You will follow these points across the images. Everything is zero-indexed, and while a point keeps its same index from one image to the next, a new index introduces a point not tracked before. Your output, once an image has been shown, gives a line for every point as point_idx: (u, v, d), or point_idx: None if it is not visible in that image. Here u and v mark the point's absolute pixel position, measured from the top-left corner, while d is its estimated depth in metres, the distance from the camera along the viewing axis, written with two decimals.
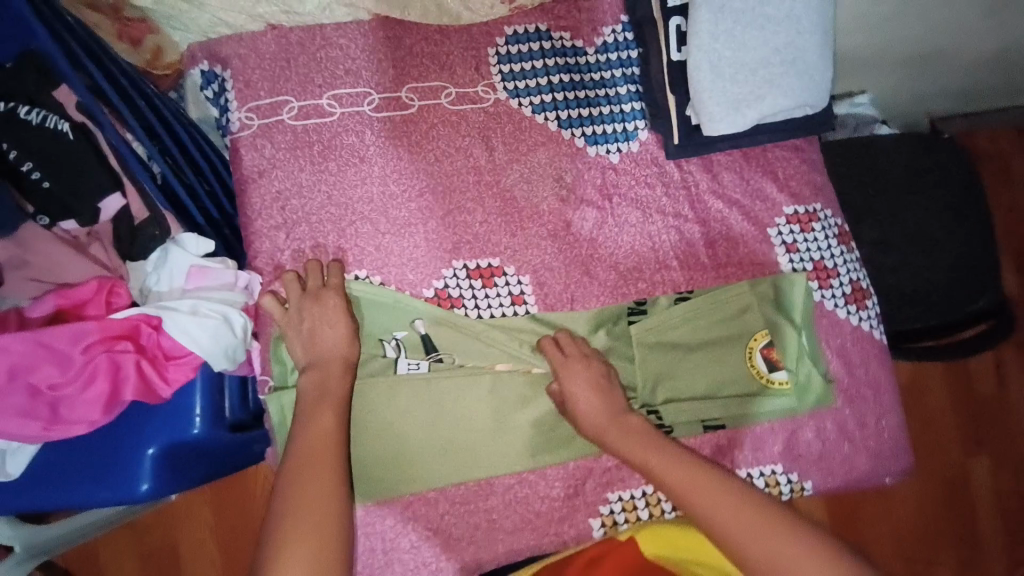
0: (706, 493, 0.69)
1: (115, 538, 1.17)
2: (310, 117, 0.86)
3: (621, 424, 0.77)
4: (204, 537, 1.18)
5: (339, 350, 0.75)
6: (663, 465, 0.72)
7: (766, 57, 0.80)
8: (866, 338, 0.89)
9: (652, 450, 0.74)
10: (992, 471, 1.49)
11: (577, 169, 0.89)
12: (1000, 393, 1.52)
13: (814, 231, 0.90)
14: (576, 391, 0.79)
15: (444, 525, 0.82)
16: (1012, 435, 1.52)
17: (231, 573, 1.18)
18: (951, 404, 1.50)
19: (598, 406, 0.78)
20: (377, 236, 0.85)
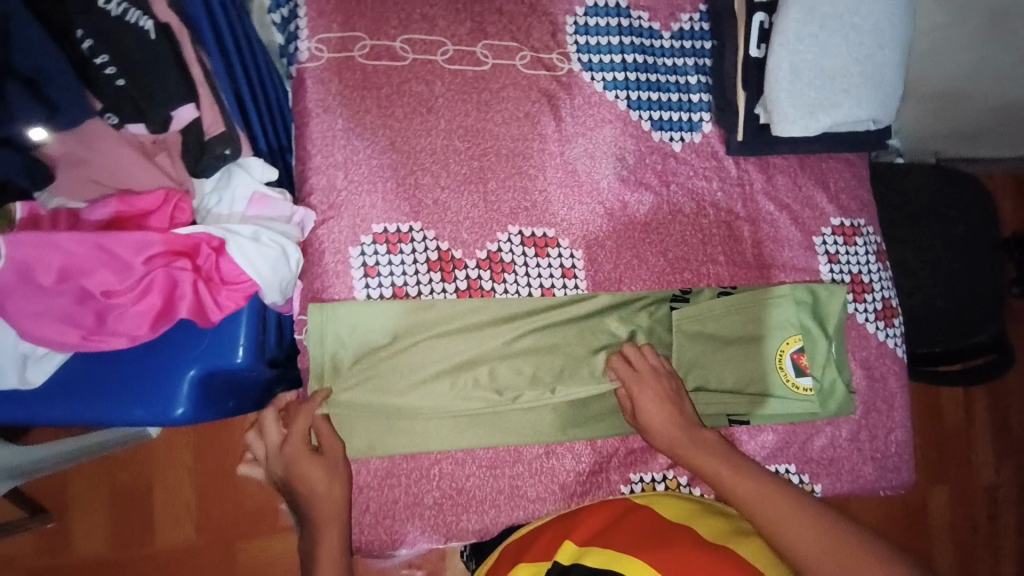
0: (778, 510, 0.69)
1: (92, 469, 1.12)
2: (381, 59, 0.83)
3: (694, 442, 0.77)
4: (182, 481, 1.14)
5: (318, 489, 0.71)
6: (733, 481, 0.74)
7: (847, 66, 0.81)
8: (890, 354, 0.92)
9: (722, 464, 0.76)
10: (950, 502, 1.58)
11: (640, 152, 0.89)
12: (969, 428, 1.61)
13: (856, 245, 0.93)
14: (648, 408, 0.79)
15: (468, 486, 0.81)
16: (975, 469, 1.60)
17: (205, 520, 1.14)
18: (921, 435, 1.58)
19: (670, 423, 0.78)
20: (436, 190, 0.83)
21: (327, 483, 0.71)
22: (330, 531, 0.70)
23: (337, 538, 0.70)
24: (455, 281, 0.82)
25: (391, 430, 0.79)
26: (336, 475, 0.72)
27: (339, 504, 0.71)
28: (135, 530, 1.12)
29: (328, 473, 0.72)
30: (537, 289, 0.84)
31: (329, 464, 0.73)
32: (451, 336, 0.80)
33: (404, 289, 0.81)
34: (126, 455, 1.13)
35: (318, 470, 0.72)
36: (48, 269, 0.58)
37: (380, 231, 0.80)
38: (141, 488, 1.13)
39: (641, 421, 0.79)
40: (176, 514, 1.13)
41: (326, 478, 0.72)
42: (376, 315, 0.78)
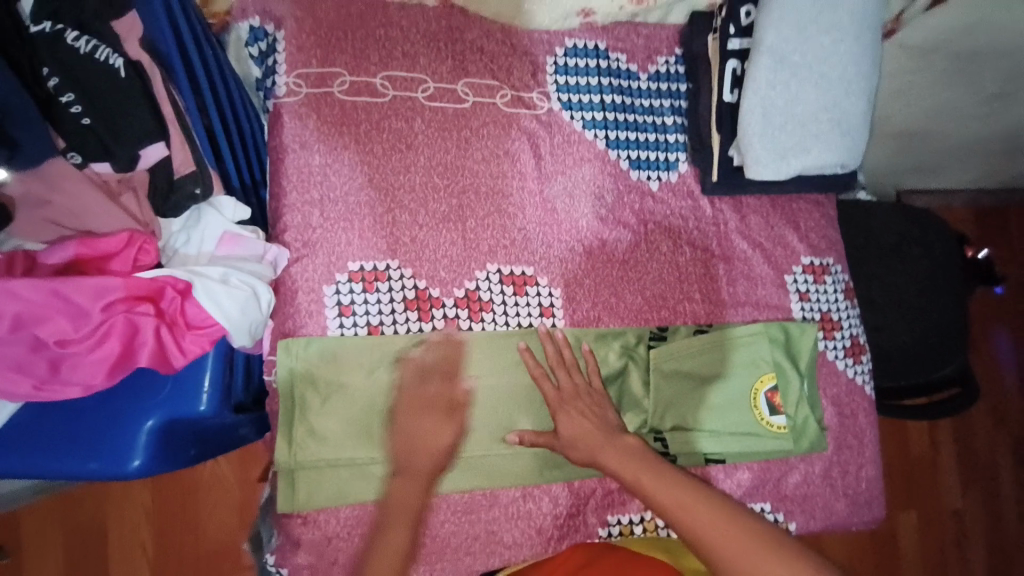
0: (721, 536, 0.65)
1: (43, 510, 1.06)
2: (361, 95, 0.82)
3: (610, 442, 0.75)
4: (140, 519, 1.08)
5: (437, 446, 0.75)
6: (656, 485, 0.70)
7: (816, 115, 0.84)
8: (859, 391, 0.94)
9: (645, 469, 0.72)
10: (917, 525, 1.62)
11: (618, 191, 0.90)
12: (931, 452, 1.65)
13: (826, 283, 0.96)
14: (568, 424, 0.77)
15: (442, 533, 0.78)
16: (938, 491, 1.65)
17: (165, 563, 1.08)
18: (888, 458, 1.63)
19: (593, 433, 0.76)
20: (414, 227, 0.82)
21: (440, 426, 0.76)
22: (404, 484, 0.74)
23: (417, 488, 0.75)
24: (433, 320, 0.81)
25: (364, 470, 0.76)
26: (451, 423, 0.77)
27: (435, 454, 0.75)
28: (89, 574, 1.06)
29: (446, 421, 0.76)
30: (515, 326, 0.84)
31: (452, 415, 0.77)
32: (415, 376, 0.78)
33: (379, 328, 0.79)
34: (82, 491, 1.07)
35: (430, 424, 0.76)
36: (2, 317, 0.54)
37: (356, 269, 0.79)
38: (96, 527, 1.07)
39: (568, 439, 0.77)
40: (134, 558, 1.07)
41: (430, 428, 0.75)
42: (341, 352, 0.76)
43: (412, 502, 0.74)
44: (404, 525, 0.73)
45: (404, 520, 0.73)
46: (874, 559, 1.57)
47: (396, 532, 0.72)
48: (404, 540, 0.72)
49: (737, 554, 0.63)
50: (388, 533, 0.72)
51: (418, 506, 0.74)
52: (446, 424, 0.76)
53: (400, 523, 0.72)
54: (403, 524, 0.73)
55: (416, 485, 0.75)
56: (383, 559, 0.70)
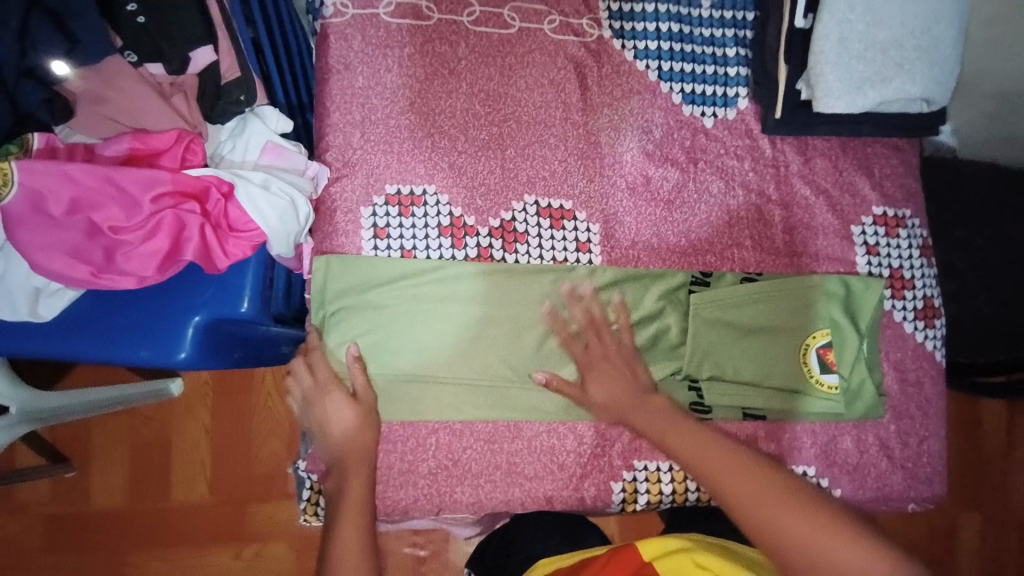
0: (755, 492, 0.61)
1: (113, 424, 1.16)
2: (406, 17, 0.81)
3: (641, 404, 0.73)
4: (199, 442, 1.16)
5: (353, 433, 0.71)
6: (673, 437, 0.69)
7: (900, 39, 0.74)
8: (928, 357, 0.84)
9: (664, 418, 0.71)
10: (981, 528, 1.48)
11: (668, 126, 0.85)
12: (1004, 450, 1.51)
13: (899, 237, 0.85)
14: (593, 366, 0.76)
15: (464, 458, 0.78)
16: (1007, 491, 1.50)
17: (218, 482, 1.15)
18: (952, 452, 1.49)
19: (619, 390, 0.75)
20: (452, 153, 0.80)
21: (362, 428, 0.72)
22: (355, 475, 0.69)
23: (360, 484, 0.69)
24: (466, 248, 0.79)
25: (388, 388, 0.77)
26: (366, 421, 0.72)
27: (358, 431, 0.72)
28: (152, 486, 1.15)
29: (351, 402, 0.72)
30: (550, 261, 0.81)
31: (363, 409, 0.73)
32: (442, 300, 0.78)
33: (412, 252, 0.78)
34: (150, 411, 1.16)
35: (348, 413, 0.71)
36: (59, 200, 0.59)
37: (393, 193, 0.78)
38: (160, 445, 1.16)
39: (601, 402, 0.75)
40: (192, 474, 1.16)
41: (358, 423, 0.72)
42: (361, 270, 0.76)
43: (354, 489, 0.68)
44: (359, 521, 0.66)
45: (358, 520, 0.66)
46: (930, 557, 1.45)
47: (348, 530, 0.66)
48: (357, 537, 0.65)
49: (769, 507, 0.59)
50: (337, 529, 0.66)
51: (367, 503, 0.68)
52: (369, 427, 0.72)
53: (347, 517, 0.66)
54: (355, 529, 0.66)
55: (353, 469, 0.69)
56: (341, 559, 0.63)
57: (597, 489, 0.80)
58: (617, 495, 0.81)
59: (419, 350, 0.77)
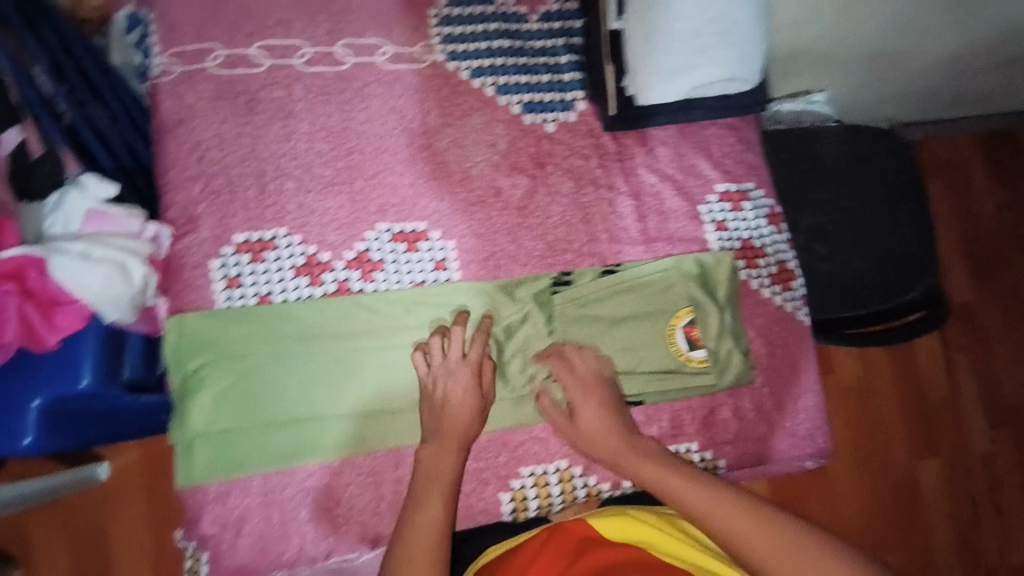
0: (717, 510, 0.65)
1: (41, 523, 1.02)
2: (237, 68, 0.80)
3: (622, 438, 0.75)
4: (138, 526, 1.03)
5: (467, 400, 0.75)
6: (636, 463, 0.72)
7: (701, 27, 0.76)
8: (789, 318, 0.89)
9: (623, 448, 0.74)
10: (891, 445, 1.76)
11: (512, 137, 0.86)
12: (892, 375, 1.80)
13: (745, 210, 0.90)
14: (456, 390, 0.75)
15: (346, 496, 0.77)
16: (898, 408, 1.79)
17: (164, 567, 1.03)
18: (857, 380, 1.77)
19: (603, 412, 0.77)
20: (299, 194, 0.80)
21: (462, 402, 0.75)
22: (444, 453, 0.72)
23: (454, 459, 0.72)
24: (324, 284, 0.79)
25: (264, 433, 0.76)
26: (478, 399, 0.76)
27: (469, 424, 0.75)
28: None
29: (455, 367, 0.76)
30: (409, 285, 0.82)
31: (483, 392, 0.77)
32: (304, 340, 0.78)
33: (270, 297, 0.78)
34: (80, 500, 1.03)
35: (463, 377, 0.76)
36: None
37: (242, 241, 0.77)
38: (95, 539, 1.02)
39: (581, 427, 0.77)
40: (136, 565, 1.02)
41: (474, 390, 0.76)
42: (215, 323, 0.76)
43: (445, 468, 0.71)
44: (440, 495, 0.69)
45: (443, 491, 0.69)
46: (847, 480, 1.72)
47: (432, 504, 0.68)
48: (440, 512, 0.67)
49: (732, 520, 0.64)
50: (423, 505, 0.68)
51: (455, 478, 0.71)
52: (469, 397, 0.75)
53: (430, 492, 0.69)
54: (439, 502, 0.68)
55: (442, 445, 0.73)
56: (419, 536, 0.65)
57: (486, 502, 0.80)
58: (507, 505, 0.81)
59: (287, 395, 0.77)
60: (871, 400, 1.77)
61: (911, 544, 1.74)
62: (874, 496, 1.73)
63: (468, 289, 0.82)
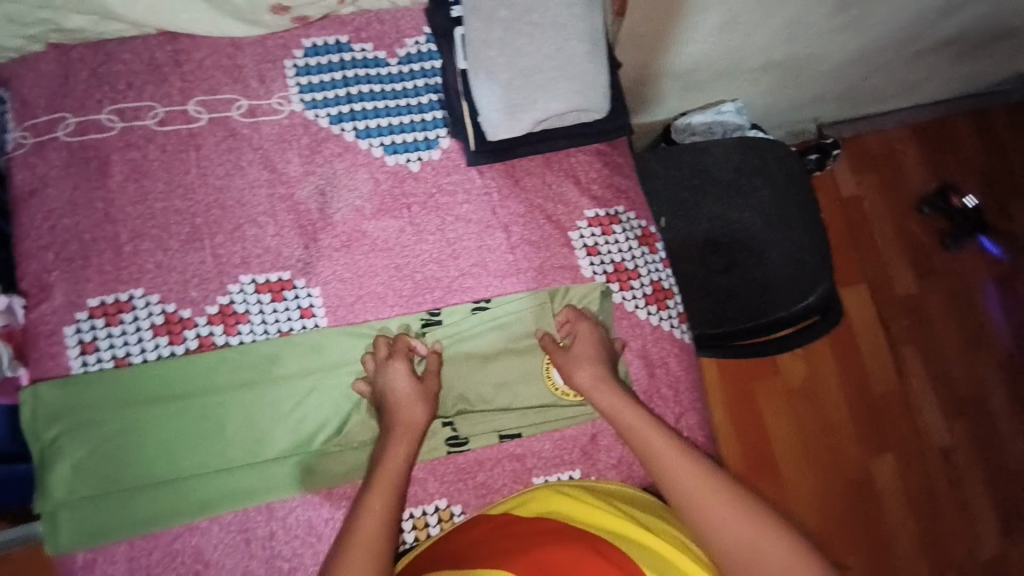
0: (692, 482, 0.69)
1: None
2: (88, 133, 0.81)
3: (607, 387, 0.79)
4: None
5: (406, 399, 0.76)
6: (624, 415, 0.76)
7: (540, 62, 0.78)
8: (668, 337, 0.90)
9: (621, 401, 0.78)
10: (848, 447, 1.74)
11: (375, 179, 0.87)
12: (841, 372, 1.78)
13: (615, 234, 0.90)
14: (400, 392, 0.77)
15: (216, 556, 0.75)
16: (849, 407, 1.76)
17: None
18: (805, 379, 1.75)
19: (596, 363, 0.81)
20: (157, 253, 0.80)
21: (413, 404, 0.76)
22: (403, 441, 0.74)
23: (404, 455, 0.73)
24: (186, 341, 0.79)
25: (134, 498, 0.75)
26: (427, 402, 0.77)
27: (415, 412, 0.76)
28: None
29: (396, 360, 0.79)
30: (275, 334, 0.80)
31: (425, 392, 0.78)
32: (169, 397, 0.77)
33: (127, 358, 0.77)
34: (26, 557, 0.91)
35: (405, 377, 0.78)
36: None
37: (97, 304, 0.77)
38: None
39: (581, 385, 0.80)
40: None
41: (419, 391, 0.78)
42: (74, 390, 0.75)
43: (396, 460, 0.72)
44: (389, 490, 0.70)
45: (392, 483, 0.70)
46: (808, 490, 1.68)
47: (380, 494, 0.69)
48: (384, 505, 0.68)
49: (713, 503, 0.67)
50: (368, 498, 0.69)
51: (402, 475, 0.72)
52: (419, 397, 0.77)
53: (381, 487, 0.70)
54: (386, 492, 0.69)
55: (400, 439, 0.74)
56: (364, 524, 0.66)
57: None
58: None
59: (153, 455, 0.76)
60: (819, 399, 1.75)
61: (874, 545, 1.68)
62: (830, 498, 1.69)
63: (335, 334, 0.81)
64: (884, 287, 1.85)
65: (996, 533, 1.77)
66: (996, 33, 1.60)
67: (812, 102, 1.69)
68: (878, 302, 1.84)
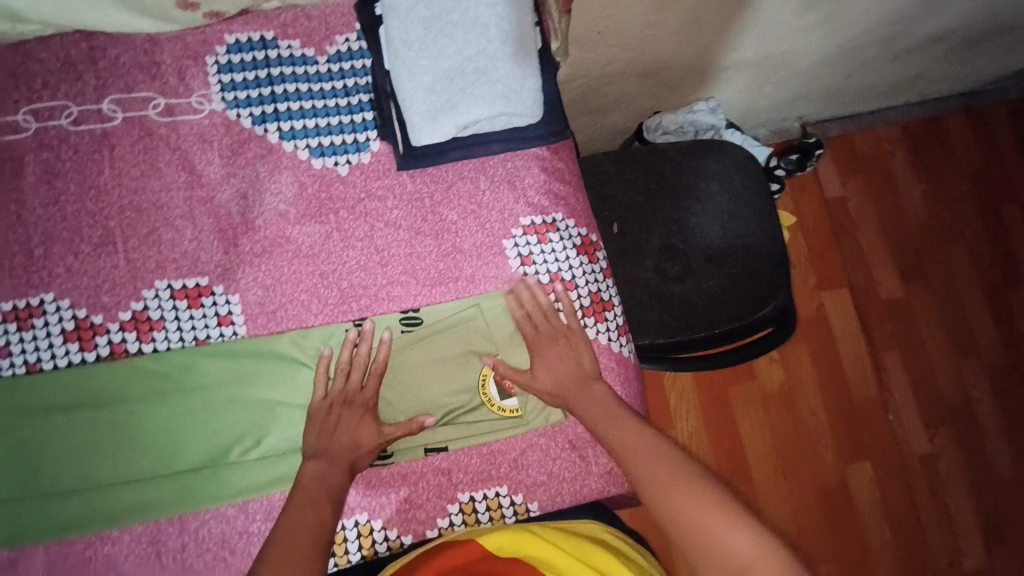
0: (670, 485, 0.67)
1: None
2: (2, 134, 0.80)
3: (582, 388, 0.80)
4: None
5: (356, 436, 0.77)
6: (608, 422, 0.76)
7: (460, 65, 0.77)
8: (605, 351, 0.86)
9: (602, 408, 0.78)
10: (831, 457, 1.69)
11: (300, 182, 0.84)
12: (821, 375, 1.73)
13: (551, 242, 0.87)
14: (341, 428, 0.76)
15: (125, 567, 0.73)
16: (826, 411, 1.72)
17: None
18: (781, 381, 1.71)
19: (565, 370, 0.81)
20: (69, 257, 0.78)
21: (351, 432, 0.76)
22: (336, 471, 0.74)
23: (334, 481, 0.73)
24: (96, 348, 0.76)
25: (45, 505, 0.73)
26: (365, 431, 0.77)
27: (358, 450, 0.76)
28: None
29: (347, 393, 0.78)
30: (191, 342, 0.78)
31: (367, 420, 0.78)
32: (85, 402, 0.75)
33: (38, 364, 0.75)
34: None
35: (353, 413, 0.77)
36: None
37: (8, 309, 0.76)
38: None
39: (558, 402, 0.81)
40: None
41: (356, 425, 0.77)
42: None
43: (328, 483, 0.73)
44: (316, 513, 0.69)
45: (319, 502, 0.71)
46: (786, 502, 1.64)
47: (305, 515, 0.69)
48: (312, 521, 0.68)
49: (683, 501, 0.65)
50: (297, 513, 0.69)
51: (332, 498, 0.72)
52: (367, 423, 0.78)
53: (312, 502, 0.70)
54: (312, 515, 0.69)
55: (338, 463, 0.75)
56: (292, 536, 0.66)
57: None
58: None
59: (64, 463, 0.74)
60: (796, 405, 1.70)
61: (849, 553, 1.65)
62: (805, 506, 1.65)
63: (257, 340, 0.79)
64: (867, 293, 1.80)
65: (978, 544, 1.73)
66: (984, 29, 1.53)
67: (792, 101, 1.64)
68: (861, 308, 1.79)
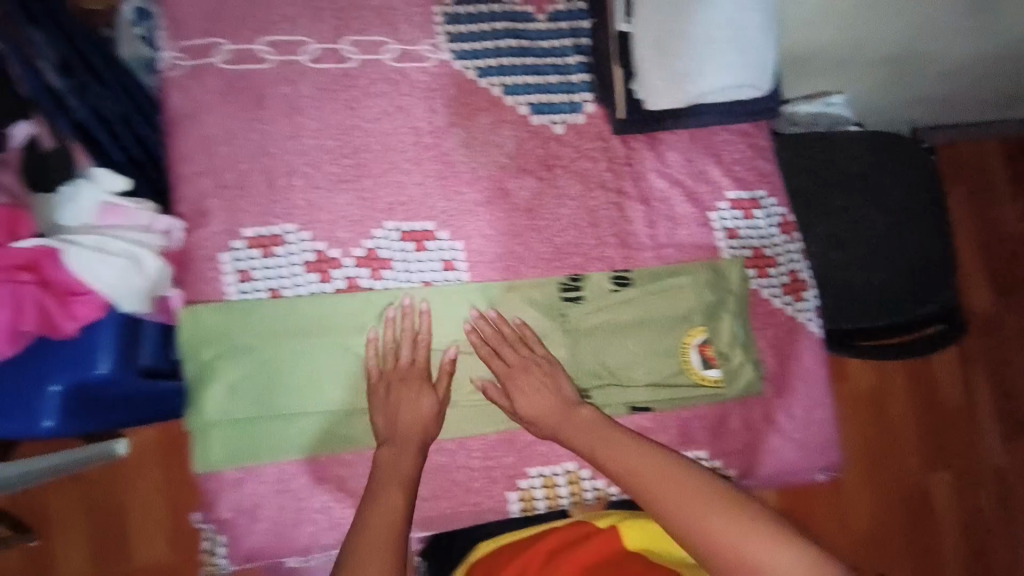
0: (698, 509, 0.62)
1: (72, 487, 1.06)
2: (244, 62, 0.81)
3: (568, 415, 0.75)
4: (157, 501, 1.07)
5: (422, 418, 0.75)
6: (616, 453, 0.69)
7: (705, 32, 0.80)
8: (799, 328, 0.89)
9: (603, 437, 0.72)
10: (917, 462, 1.72)
11: (520, 137, 0.86)
12: (911, 381, 1.75)
13: (757, 219, 0.89)
14: (405, 409, 0.75)
15: (357, 487, 0.78)
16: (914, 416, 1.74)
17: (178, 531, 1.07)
18: (875, 382, 1.72)
19: (547, 400, 0.76)
20: (309, 190, 0.80)
21: (416, 405, 0.75)
22: (405, 456, 0.72)
23: (408, 465, 0.71)
24: (334, 281, 0.79)
25: (280, 425, 0.76)
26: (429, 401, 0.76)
27: (428, 424, 0.75)
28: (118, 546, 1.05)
29: (417, 377, 0.76)
30: (417, 283, 0.81)
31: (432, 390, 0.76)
32: (323, 330, 0.78)
33: (281, 291, 0.78)
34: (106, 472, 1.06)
35: (409, 390, 0.76)
36: None
37: (253, 236, 0.78)
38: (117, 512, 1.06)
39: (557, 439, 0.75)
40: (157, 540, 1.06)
41: (420, 405, 0.75)
42: (226, 313, 0.76)
43: (402, 468, 0.71)
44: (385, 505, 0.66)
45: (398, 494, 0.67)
46: (867, 503, 1.67)
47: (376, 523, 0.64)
48: (388, 514, 0.65)
49: (721, 528, 0.60)
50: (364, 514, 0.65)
51: (407, 481, 0.70)
52: (426, 394, 0.76)
53: (387, 487, 0.68)
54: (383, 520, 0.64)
55: (404, 449, 0.73)
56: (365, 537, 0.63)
57: (494, 500, 0.81)
58: (514, 505, 0.82)
59: (300, 387, 0.77)
60: (886, 408, 1.72)
61: (919, 557, 1.69)
62: (885, 509, 1.68)
63: (484, 290, 0.82)
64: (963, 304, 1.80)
65: None
66: None
67: None
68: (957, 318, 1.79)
